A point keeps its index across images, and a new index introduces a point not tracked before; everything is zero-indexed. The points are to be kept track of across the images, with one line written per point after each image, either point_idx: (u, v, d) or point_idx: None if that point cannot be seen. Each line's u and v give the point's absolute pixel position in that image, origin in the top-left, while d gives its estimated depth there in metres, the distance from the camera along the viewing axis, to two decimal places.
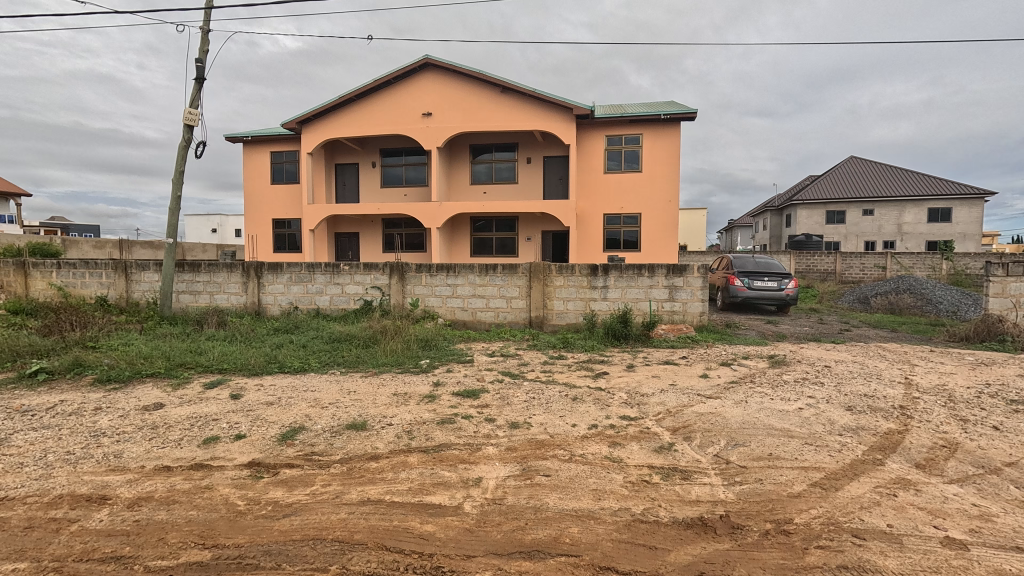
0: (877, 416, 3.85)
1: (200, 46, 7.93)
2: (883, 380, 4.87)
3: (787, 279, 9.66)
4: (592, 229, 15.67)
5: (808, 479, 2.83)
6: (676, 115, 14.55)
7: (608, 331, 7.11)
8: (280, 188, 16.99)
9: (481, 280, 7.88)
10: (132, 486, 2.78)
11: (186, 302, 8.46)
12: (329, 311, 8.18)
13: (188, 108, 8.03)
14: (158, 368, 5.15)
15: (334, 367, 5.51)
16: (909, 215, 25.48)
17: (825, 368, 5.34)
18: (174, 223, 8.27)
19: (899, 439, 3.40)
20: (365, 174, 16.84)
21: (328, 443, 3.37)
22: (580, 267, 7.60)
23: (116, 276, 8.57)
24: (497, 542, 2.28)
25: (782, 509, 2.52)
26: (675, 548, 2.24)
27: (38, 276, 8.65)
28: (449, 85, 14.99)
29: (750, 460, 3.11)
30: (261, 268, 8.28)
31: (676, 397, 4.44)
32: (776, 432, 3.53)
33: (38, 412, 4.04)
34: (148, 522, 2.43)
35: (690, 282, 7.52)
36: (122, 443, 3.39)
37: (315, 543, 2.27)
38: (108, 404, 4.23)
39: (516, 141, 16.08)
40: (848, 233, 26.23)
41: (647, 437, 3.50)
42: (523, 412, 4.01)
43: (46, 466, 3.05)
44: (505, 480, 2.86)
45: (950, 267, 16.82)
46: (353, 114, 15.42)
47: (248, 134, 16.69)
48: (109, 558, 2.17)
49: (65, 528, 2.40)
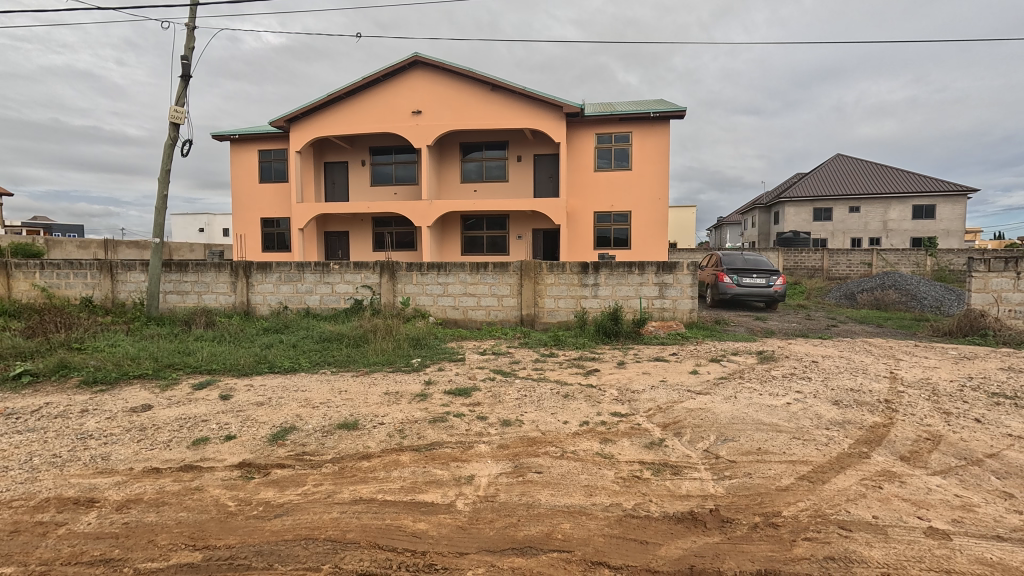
0: (863, 410, 3.91)
1: (186, 43, 7.84)
2: (869, 375, 4.96)
3: (775, 276, 9.77)
4: (583, 227, 15.72)
5: (795, 472, 2.88)
6: (666, 113, 14.64)
7: (599, 328, 7.14)
8: (269, 187, 16.84)
9: (472, 278, 7.88)
10: (120, 489, 2.76)
11: (173, 302, 8.37)
12: (319, 310, 8.13)
13: (174, 105, 7.93)
14: (146, 369, 5.10)
15: (324, 366, 5.49)
16: (895, 211, 25.81)
17: (813, 363, 5.41)
18: (161, 222, 8.17)
19: (884, 432, 3.46)
20: (355, 173, 16.74)
21: (319, 443, 3.36)
22: (570, 265, 7.63)
23: (101, 275, 8.44)
24: (490, 538, 2.29)
25: (770, 503, 2.55)
26: (666, 542, 2.27)
27: (20, 277, 8.48)
28: (439, 83, 14.93)
29: (739, 454, 3.15)
30: (250, 267, 8.22)
31: (667, 393, 4.48)
32: (765, 427, 3.58)
33: (23, 414, 3.99)
34: (138, 524, 2.42)
35: (680, 279, 7.57)
36: (110, 446, 3.35)
37: (307, 543, 2.26)
38: (95, 406, 4.18)
39: (506, 139, 16.06)
40: (835, 230, 26.70)
41: (637, 433, 3.53)
42: (515, 410, 4.02)
43: (32, 469, 3.01)
44: (497, 477, 2.87)
45: (935, 263, 17.07)
46: (342, 113, 15.32)
47: (235, 132, 16.51)
48: (98, 561, 2.15)
49: (53, 531, 2.36)
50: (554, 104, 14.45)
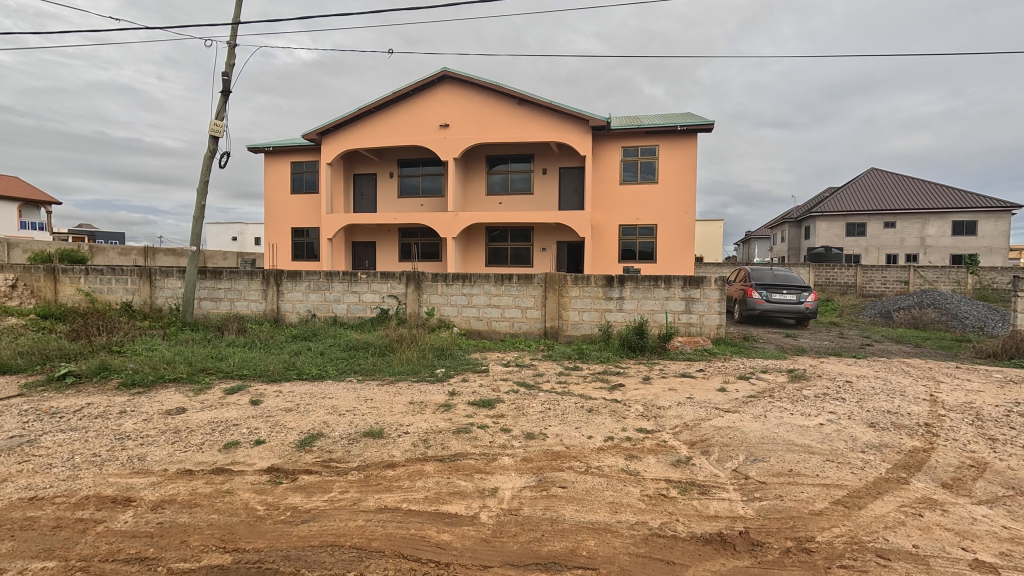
0: (901, 434, 3.76)
1: (227, 60, 8.17)
2: (908, 397, 4.75)
3: (807, 292, 9.50)
4: (608, 239, 15.66)
5: (829, 496, 2.78)
6: (693, 127, 14.53)
7: (624, 342, 7.06)
8: (300, 198, 17.30)
9: (496, 289, 7.91)
10: (155, 489, 2.84)
11: (207, 309, 8.63)
12: (346, 319, 8.27)
13: (214, 119, 8.26)
14: (181, 373, 5.26)
15: (351, 374, 5.56)
16: (932, 227, 24.97)
17: (847, 384, 5.21)
18: (198, 231, 8.47)
19: (924, 457, 3.32)
20: (383, 184, 17.08)
21: (345, 450, 3.41)
22: (595, 278, 7.60)
23: (140, 282, 8.77)
24: (514, 552, 2.28)
25: (803, 527, 2.47)
26: (694, 563, 2.22)
27: (67, 281, 8.92)
28: (467, 97, 15.18)
29: (770, 476, 3.06)
30: (281, 275, 8.42)
31: (694, 410, 4.39)
32: (796, 448, 3.47)
33: (66, 414, 4.16)
34: (172, 524, 2.48)
35: (707, 294, 7.45)
36: (146, 447, 3.46)
37: (333, 550, 2.29)
38: (133, 407, 4.33)
39: (531, 152, 16.18)
40: (868, 246, 25.94)
41: (664, 450, 3.47)
42: (539, 423, 4.00)
43: (74, 466, 3.14)
44: (521, 491, 2.85)
45: (976, 281, 16.50)
46: (372, 126, 15.69)
47: (269, 144, 17.08)
48: (134, 559, 2.22)
49: (92, 528, 2.45)
50: (579, 117, 14.50)
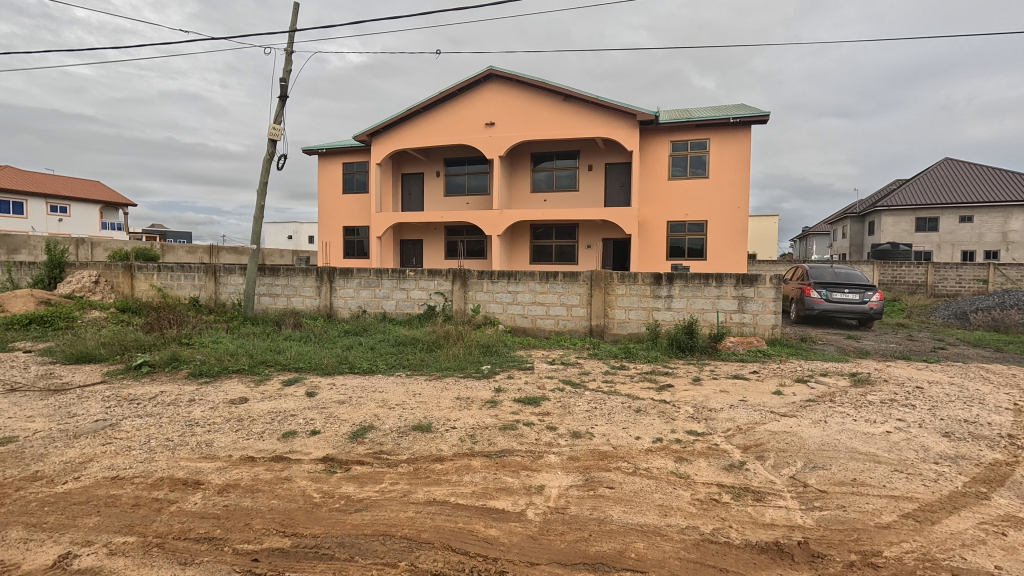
0: (980, 445, 3.48)
1: (285, 66, 8.55)
2: (988, 406, 4.39)
3: (871, 291, 8.95)
4: (655, 236, 15.31)
5: (898, 509, 2.61)
6: (747, 118, 13.96)
7: (672, 342, 6.89)
8: (351, 197, 17.89)
9: (541, 287, 7.90)
10: (221, 473, 3.02)
11: (266, 304, 9.08)
12: (395, 315, 8.49)
13: (272, 123, 8.67)
14: (243, 364, 5.57)
15: (399, 369, 5.71)
16: (1016, 221, 22.93)
17: (917, 390, 4.87)
18: (258, 230, 8.92)
19: (1007, 472, 3.06)
20: (430, 183, 17.39)
21: (395, 443, 3.50)
22: (643, 276, 7.45)
23: (206, 278, 9.33)
24: (561, 551, 2.27)
25: (869, 540, 2.34)
26: (748, 572, 2.14)
27: (143, 278, 9.61)
28: (513, 95, 15.21)
29: (831, 484, 2.90)
30: (334, 273, 8.75)
31: (747, 414, 4.23)
32: (860, 456, 3.28)
33: (142, 400, 4.49)
34: (236, 507, 2.63)
35: (761, 293, 7.16)
36: (213, 433, 3.68)
37: (384, 539, 2.36)
38: (200, 396, 4.62)
39: (577, 149, 16.03)
40: (941, 242, 24.15)
41: (715, 454, 3.36)
42: (585, 422, 3.96)
43: (150, 449, 3.38)
44: (567, 489, 2.84)
45: None
46: (419, 126, 16.01)
47: (322, 146, 17.75)
48: (203, 538, 2.36)
49: (166, 508, 2.63)
50: (627, 112, 14.24)
